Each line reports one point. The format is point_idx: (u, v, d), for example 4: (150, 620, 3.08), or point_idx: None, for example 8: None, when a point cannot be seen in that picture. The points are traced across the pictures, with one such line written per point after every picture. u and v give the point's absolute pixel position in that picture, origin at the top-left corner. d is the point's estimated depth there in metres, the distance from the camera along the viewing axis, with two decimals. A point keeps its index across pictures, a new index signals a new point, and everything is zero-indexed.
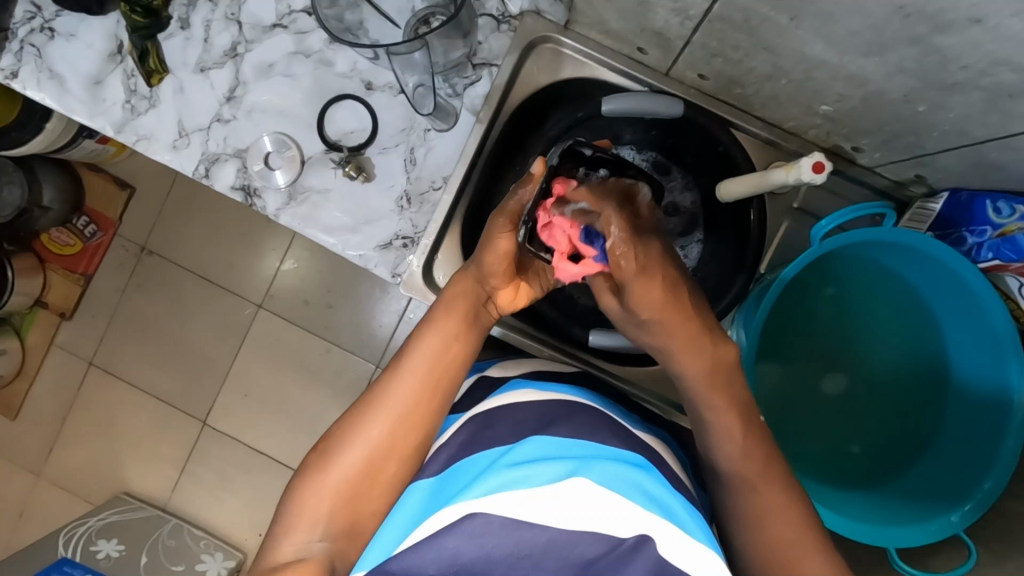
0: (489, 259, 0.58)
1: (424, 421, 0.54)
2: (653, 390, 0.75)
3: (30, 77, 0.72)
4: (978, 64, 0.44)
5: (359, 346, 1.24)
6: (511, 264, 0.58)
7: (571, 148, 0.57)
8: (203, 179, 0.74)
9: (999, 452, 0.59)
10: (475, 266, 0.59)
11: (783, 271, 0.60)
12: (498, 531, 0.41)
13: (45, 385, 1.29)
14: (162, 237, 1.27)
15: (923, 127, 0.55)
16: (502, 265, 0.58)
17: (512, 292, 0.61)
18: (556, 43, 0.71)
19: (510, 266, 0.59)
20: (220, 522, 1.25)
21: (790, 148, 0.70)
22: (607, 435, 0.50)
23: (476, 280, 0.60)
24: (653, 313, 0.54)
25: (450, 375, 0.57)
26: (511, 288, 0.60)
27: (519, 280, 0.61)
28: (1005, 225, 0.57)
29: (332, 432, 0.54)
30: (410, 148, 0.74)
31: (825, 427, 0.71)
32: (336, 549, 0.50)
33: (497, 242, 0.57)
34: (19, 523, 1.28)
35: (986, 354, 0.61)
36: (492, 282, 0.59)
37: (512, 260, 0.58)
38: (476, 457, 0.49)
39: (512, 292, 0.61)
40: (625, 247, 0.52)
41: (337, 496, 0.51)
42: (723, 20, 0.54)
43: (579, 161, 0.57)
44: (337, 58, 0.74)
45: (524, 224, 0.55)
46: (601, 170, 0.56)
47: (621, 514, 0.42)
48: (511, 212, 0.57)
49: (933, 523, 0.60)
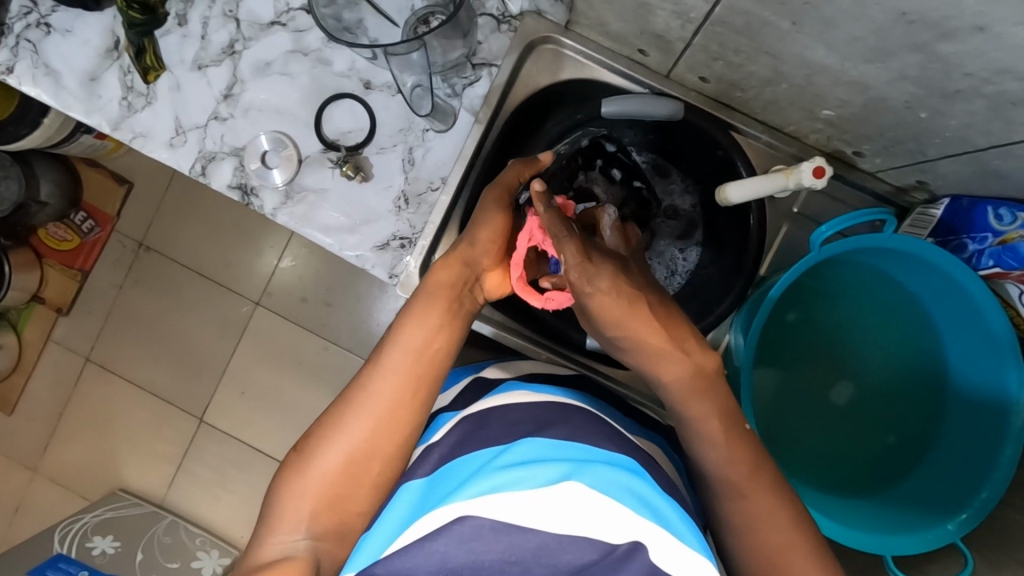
0: (480, 236, 0.59)
1: (408, 417, 0.54)
2: (647, 394, 0.73)
3: (25, 72, 0.72)
4: (981, 72, 0.44)
5: (357, 344, 1.24)
6: (501, 245, 0.60)
7: (596, 141, 0.70)
8: (200, 177, 0.73)
9: (997, 462, 0.59)
10: (466, 246, 0.60)
11: (771, 291, 0.60)
12: (490, 535, 0.41)
13: (42, 379, 1.29)
14: (161, 233, 1.26)
15: (924, 134, 0.55)
16: (496, 244, 0.60)
17: (500, 276, 0.62)
18: (557, 44, 0.70)
19: (500, 247, 0.60)
20: (215, 519, 1.25)
21: (790, 152, 0.69)
22: (602, 439, 0.49)
23: (465, 263, 0.59)
24: (615, 327, 0.54)
25: (436, 369, 0.56)
26: (499, 273, 0.62)
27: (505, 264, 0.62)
28: (1005, 232, 0.57)
29: (316, 429, 0.53)
30: (408, 148, 0.74)
31: (823, 435, 0.70)
32: (322, 548, 0.50)
33: (489, 218, 0.59)
34: (16, 518, 1.28)
35: (983, 359, 0.61)
36: (481, 263, 0.60)
37: (501, 239, 0.60)
38: (468, 459, 0.49)
39: (499, 276, 0.62)
40: (581, 274, 0.52)
41: (321, 494, 0.51)
42: (723, 24, 0.53)
43: (599, 153, 0.70)
44: (336, 57, 0.73)
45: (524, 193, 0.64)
46: (614, 168, 0.71)
47: (614, 520, 0.41)
48: (505, 185, 0.60)
49: (929, 531, 0.60)
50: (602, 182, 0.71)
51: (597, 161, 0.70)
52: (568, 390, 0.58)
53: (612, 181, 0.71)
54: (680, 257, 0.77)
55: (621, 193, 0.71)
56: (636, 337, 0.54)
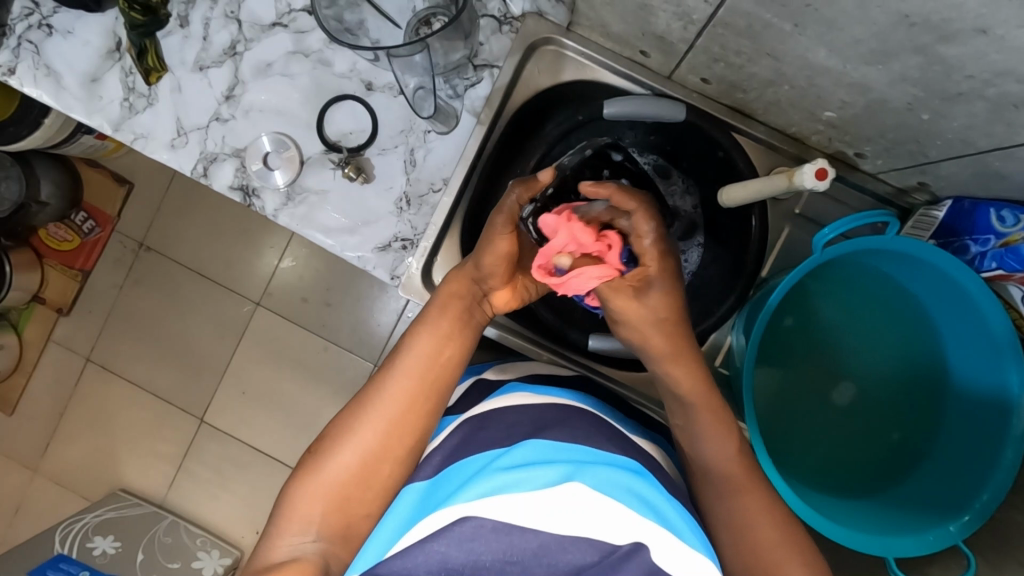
0: (485, 259, 0.57)
1: (419, 422, 0.54)
2: (650, 397, 0.73)
3: (27, 74, 0.72)
4: (983, 74, 0.44)
5: (357, 344, 1.24)
6: (508, 267, 0.58)
7: (604, 152, 0.69)
8: (202, 179, 0.73)
9: (999, 463, 0.59)
10: (474, 264, 0.59)
11: (770, 297, 0.60)
12: (490, 535, 0.41)
13: (43, 379, 1.29)
14: (161, 234, 1.26)
15: (926, 135, 0.54)
16: (501, 267, 0.57)
17: (508, 294, 0.60)
18: (558, 45, 0.70)
19: (507, 269, 0.58)
20: (215, 519, 1.25)
21: (791, 154, 0.69)
22: (602, 441, 0.49)
23: (473, 280, 0.59)
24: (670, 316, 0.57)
25: (446, 377, 0.56)
26: (508, 289, 0.60)
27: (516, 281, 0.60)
28: (1009, 233, 0.56)
29: (329, 431, 0.54)
30: (410, 149, 0.74)
31: (825, 436, 0.70)
32: (331, 551, 0.49)
33: (494, 243, 0.56)
34: (17, 518, 1.28)
35: (983, 359, 0.61)
36: (489, 283, 0.59)
37: (509, 262, 0.57)
38: (468, 461, 0.49)
39: (508, 293, 0.60)
40: (658, 257, 0.56)
41: (331, 496, 0.51)
42: (725, 26, 0.53)
43: (609, 162, 0.69)
44: (337, 58, 0.73)
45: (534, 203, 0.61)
46: (623, 179, 0.69)
47: (615, 520, 0.41)
48: (509, 212, 0.57)
49: (931, 533, 0.60)
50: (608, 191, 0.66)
51: (607, 171, 0.68)
52: (569, 392, 0.58)
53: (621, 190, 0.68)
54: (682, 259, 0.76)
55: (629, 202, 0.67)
56: (680, 323, 0.57)
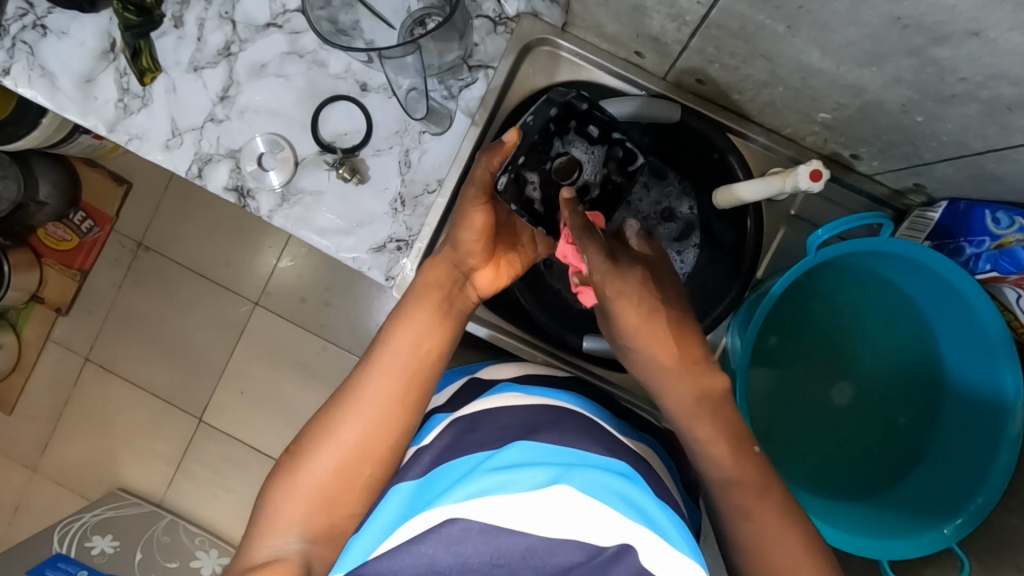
0: (462, 236, 0.60)
1: (400, 419, 0.54)
2: (646, 398, 0.73)
3: (22, 74, 0.72)
4: (976, 77, 0.43)
5: (356, 345, 1.24)
6: (485, 241, 0.60)
7: (568, 102, 0.59)
8: (196, 179, 0.74)
9: (994, 464, 0.59)
10: (450, 248, 0.61)
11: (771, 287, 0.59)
12: (478, 538, 0.40)
13: (41, 379, 1.29)
14: (159, 233, 1.26)
15: (921, 137, 0.54)
16: (478, 241, 0.60)
17: (491, 274, 0.61)
18: (553, 46, 0.70)
19: (485, 244, 0.60)
20: (213, 519, 1.25)
21: (787, 155, 0.69)
22: (591, 444, 0.49)
23: (452, 263, 0.60)
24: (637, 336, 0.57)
25: (425, 370, 0.56)
26: (489, 269, 0.61)
27: (494, 261, 0.62)
28: (1003, 236, 0.56)
29: (306, 432, 0.54)
30: (404, 150, 0.74)
31: (821, 438, 0.70)
32: (314, 550, 0.50)
33: (469, 217, 0.59)
34: (16, 517, 1.28)
35: (978, 360, 0.61)
36: (469, 262, 0.60)
37: (485, 236, 0.60)
38: (456, 463, 0.49)
39: (490, 272, 0.61)
40: (604, 271, 0.57)
41: (314, 497, 0.51)
42: (719, 27, 0.53)
43: (574, 114, 0.60)
44: (331, 58, 0.73)
45: (505, 173, 0.59)
46: (590, 127, 0.60)
47: (603, 523, 0.41)
48: (479, 183, 0.60)
49: (925, 535, 0.60)
50: (580, 143, 0.61)
51: (573, 122, 0.60)
52: (560, 393, 0.58)
53: (592, 141, 0.61)
54: (676, 259, 0.75)
55: (603, 152, 0.61)
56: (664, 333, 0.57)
